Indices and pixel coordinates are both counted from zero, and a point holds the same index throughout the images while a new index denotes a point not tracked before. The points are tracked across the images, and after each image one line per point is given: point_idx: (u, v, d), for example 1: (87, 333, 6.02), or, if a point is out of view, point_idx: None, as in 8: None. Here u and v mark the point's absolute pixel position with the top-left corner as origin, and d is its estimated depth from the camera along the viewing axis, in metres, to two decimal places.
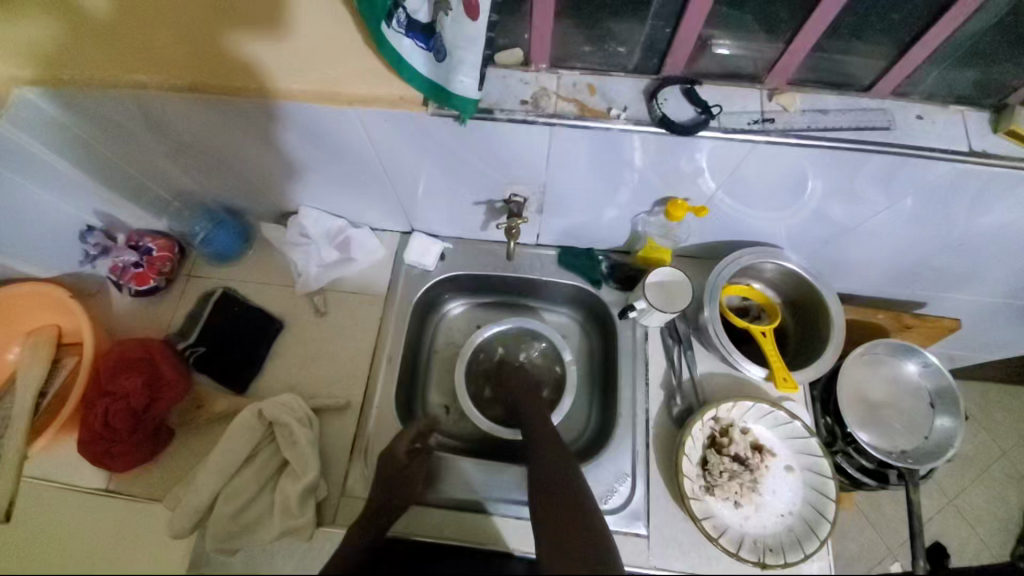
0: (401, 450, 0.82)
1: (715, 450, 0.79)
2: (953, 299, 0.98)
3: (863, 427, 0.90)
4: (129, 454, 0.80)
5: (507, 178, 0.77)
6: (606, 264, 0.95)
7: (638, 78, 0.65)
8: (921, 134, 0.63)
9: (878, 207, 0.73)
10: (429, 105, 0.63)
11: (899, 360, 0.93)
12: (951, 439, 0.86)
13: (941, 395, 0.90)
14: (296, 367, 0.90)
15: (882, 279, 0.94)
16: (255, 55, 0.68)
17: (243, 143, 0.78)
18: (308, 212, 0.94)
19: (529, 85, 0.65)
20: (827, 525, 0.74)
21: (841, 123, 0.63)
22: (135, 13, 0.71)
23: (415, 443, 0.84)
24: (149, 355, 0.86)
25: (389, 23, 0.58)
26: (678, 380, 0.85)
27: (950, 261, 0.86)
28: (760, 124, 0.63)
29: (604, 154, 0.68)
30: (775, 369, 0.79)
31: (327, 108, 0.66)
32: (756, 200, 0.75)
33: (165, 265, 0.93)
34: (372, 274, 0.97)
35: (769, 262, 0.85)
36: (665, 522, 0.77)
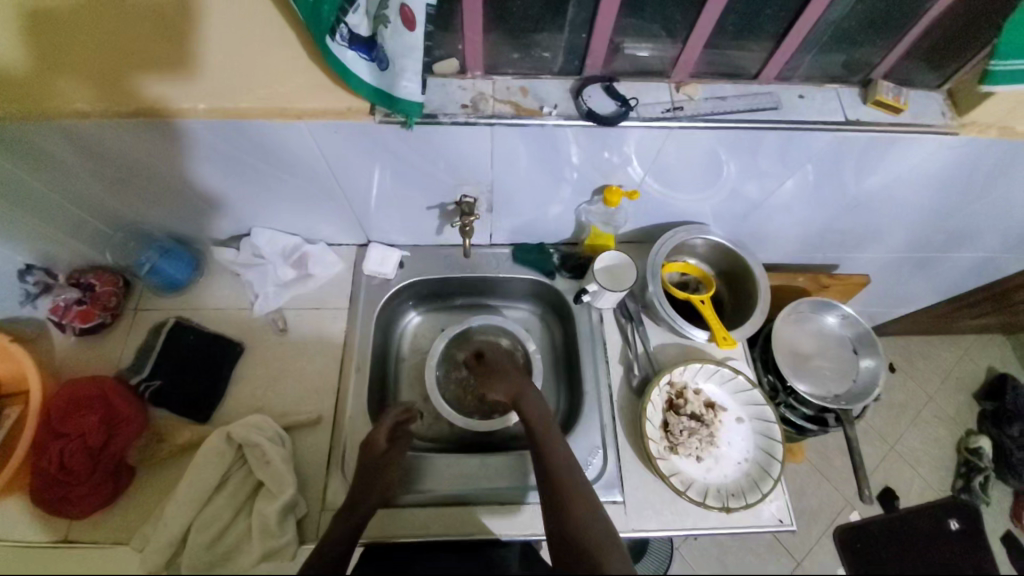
0: (380, 439, 0.83)
1: (674, 412, 0.87)
2: (860, 258, 1.12)
3: (801, 378, 1.00)
4: (89, 496, 0.76)
5: (456, 180, 0.83)
6: (557, 255, 1.01)
7: (564, 79, 0.73)
8: (804, 110, 0.74)
9: (782, 178, 0.84)
10: (376, 113, 0.68)
11: (822, 315, 1.05)
12: (875, 379, 0.98)
13: (861, 341, 1.02)
14: (261, 389, 0.90)
15: (798, 246, 1.06)
16: (192, 74, 0.69)
17: (191, 167, 0.79)
18: (261, 233, 0.95)
19: (467, 91, 0.71)
20: (778, 464, 0.82)
21: (739, 106, 0.73)
22: (54, 37, 0.70)
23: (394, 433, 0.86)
24: (102, 392, 0.82)
25: (332, 37, 0.60)
26: (634, 353, 0.92)
27: (851, 223, 0.98)
28: (672, 112, 0.72)
29: (542, 150, 0.75)
30: (716, 330, 0.89)
31: (275, 122, 0.69)
32: (679, 182, 0.84)
33: (110, 299, 0.91)
34: (333, 288, 0.98)
35: (699, 238, 0.95)
36: (638, 487, 0.83)
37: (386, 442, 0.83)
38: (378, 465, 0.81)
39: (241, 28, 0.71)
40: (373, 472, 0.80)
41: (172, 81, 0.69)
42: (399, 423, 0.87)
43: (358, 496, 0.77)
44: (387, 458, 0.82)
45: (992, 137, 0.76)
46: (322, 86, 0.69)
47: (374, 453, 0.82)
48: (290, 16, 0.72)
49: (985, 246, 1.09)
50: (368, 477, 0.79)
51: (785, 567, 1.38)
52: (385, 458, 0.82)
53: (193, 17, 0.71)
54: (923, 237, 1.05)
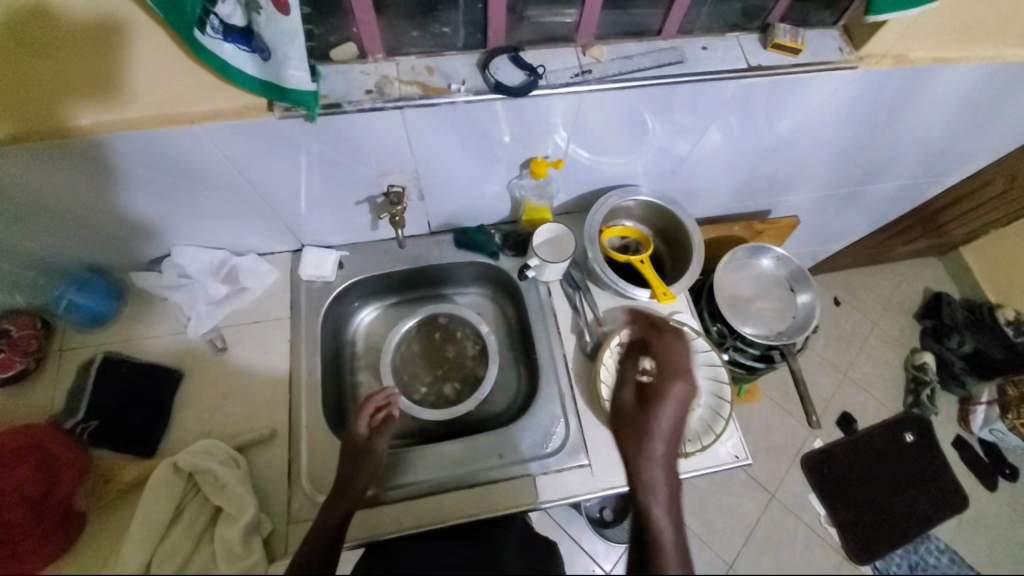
0: (361, 429, 0.84)
1: (626, 371, 0.89)
2: (789, 200, 1.17)
3: (745, 321, 1.04)
4: (30, 554, 0.70)
5: (378, 170, 0.80)
6: (498, 235, 1.00)
7: (469, 54, 0.71)
8: (709, 61, 0.76)
9: (702, 130, 0.85)
10: (275, 109, 0.65)
11: (758, 259, 1.09)
12: (811, 312, 1.03)
13: (796, 278, 1.07)
14: (208, 412, 0.86)
15: (731, 195, 1.09)
16: (64, 93, 0.63)
17: (86, 189, 0.73)
18: (184, 251, 0.90)
19: (370, 75, 0.68)
20: (728, 405, 0.86)
21: (646, 64, 0.74)
22: None
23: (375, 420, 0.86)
24: (34, 442, 0.77)
25: (202, 30, 0.57)
26: (584, 321, 0.93)
27: (773, 167, 1.02)
28: (581, 75, 0.72)
29: (458, 128, 0.73)
30: (656, 287, 0.90)
31: (167, 130, 0.65)
32: (604, 146, 0.85)
33: (30, 343, 0.84)
34: (272, 299, 0.95)
35: (632, 200, 0.96)
36: (601, 448, 0.85)
37: (366, 427, 0.84)
38: (359, 452, 0.81)
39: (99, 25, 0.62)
40: (351, 461, 0.80)
41: (42, 92, 0.63)
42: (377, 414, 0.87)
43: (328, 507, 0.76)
44: (368, 446, 0.81)
45: (889, 66, 0.80)
46: (213, 87, 0.65)
47: (358, 440, 0.82)
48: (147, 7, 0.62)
49: (900, 173, 1.16)
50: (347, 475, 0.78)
51: (761, 501, 1.45)
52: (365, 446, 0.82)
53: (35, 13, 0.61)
54: (843, 172, 1.10)
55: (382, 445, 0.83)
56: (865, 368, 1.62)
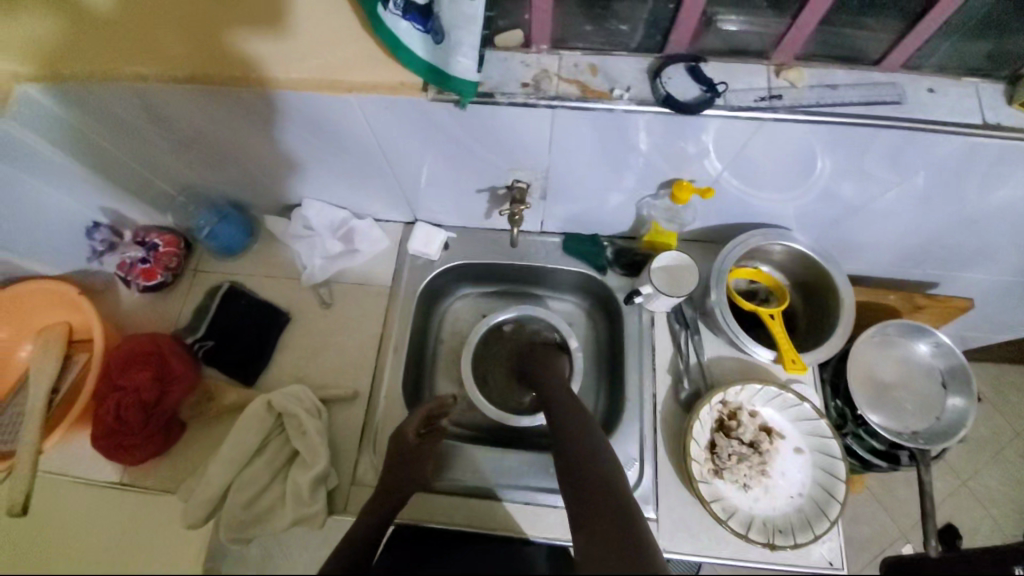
0: (410, 432, 0.82)
1: (724, 433, 0.79)
2: (965, 278, 0.97)
3: (873, 409, 0.89)
4: (142, 447, 0.80)
5: (509, 164, 0.77)
6: (611, 249, 0.94)
7: (641, 58, 0.64)
8: (934, 108, 0.62)
9: (889, 184, 0.71)
10: (428, 90, 0.63)
11: (910, 340, 0.92)
12: (963, 420, 0.85)
13: (954, 374, 0.89)
14: (302, 359, 0.91)
15: (894, 259, 0.92)
16: (246, 48, 0.67)
17: (251, 137, 0.78)
18: (312, 204, 0.94)
19: (530, 67, 0.63)
20: (838, 506, 0.74)
21: (852, 98, 0.62)
22: (135, 13, 0.70)
23: (423, 428, 0.84)
24: (159, 351, 0.86)
25: (385, 5, 0.57)
26: (685, 364, 0.85)
27: (963, 239, 0.84)
28: (767, 100, 0.62)
29: (606, 135, 0.67)
30: (783, 351, 0.79)
31: (324, 96, 0.66)
32: (762, 182, 0.74)
33: (171, 261, 0.94)
34: (377, 265, 0.97)
35: (778, 244, 0.84)
36: (675, 506, 0.77)
37: (416, 436, 0.81)
38: (411, 456, 0.80)
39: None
40: (404, 463, 0.79)
41: (239, 36, 0.67)
42: (430, 418, 0.86)
43: (387, 486, 0.76)
44: (418, 451, 0.81)
45: None
46: (376, 59, 0.65)
47: (405, 444, 0.81)
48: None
49: None
50: (402, 468, 0.79)
51: None
52: (416, 450, 0.81)
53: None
54: None
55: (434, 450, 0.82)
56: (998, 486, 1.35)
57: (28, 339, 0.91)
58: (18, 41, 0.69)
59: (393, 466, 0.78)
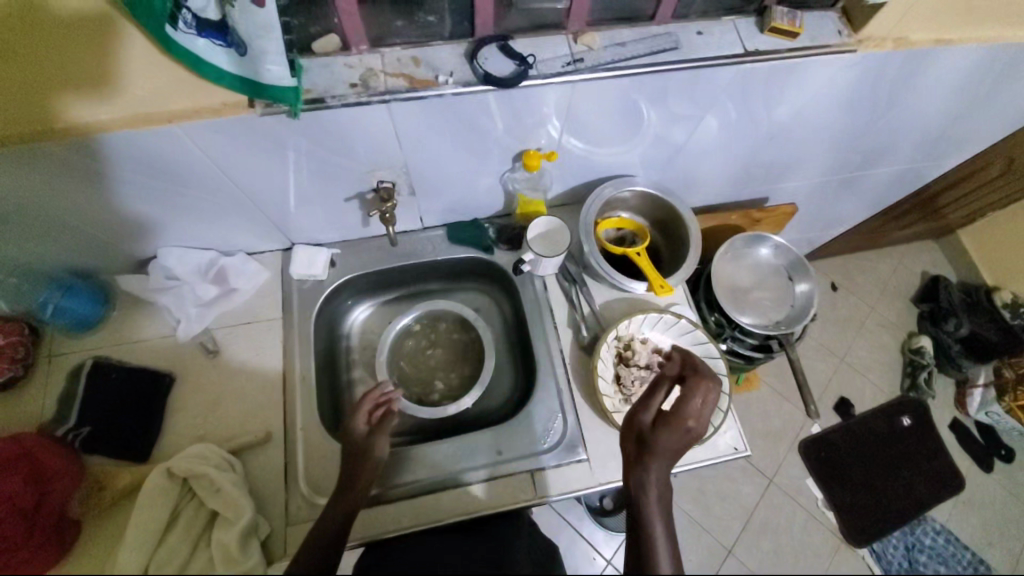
0: (359, 427, 0.82)
1: (624, 365, 0.88)
2: (785, 186, 1.14)
3: (743, 312, 1.04)
4: (25, 565, 0.68)
5: (366, 166, 0.78)
6: (493, 229, 0.99)
7: (457, 44, 0.69)
8: (704, 46, 0.73)
9: (699, 118, 0.83)
10: (256, 106, 0.63)
11: (756, 248, 1.08)
12: (809, 300, 1.02)
13: (794, 266, 1.06)
14: (202, 417, 0.85)
15: (727, 182, 1.07)
16: (30, 94, 0.61)
17: (76, 192, 0.72)
18: (170, 253, 0.88)
19: (354, 68, 0.65)
20: (727, 397, 0.85)
21: (639, 51, 0.71)
22: None
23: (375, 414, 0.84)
24: (25, 451, 0.76)
25: (174, 25, 0.55)
26: (581, 315, 0.92)
27: (770, 153, 1.00)
28: (573, 64, 0.69)
29: (445, 121, 0.71)
30: (653, 280, 0.89)
31: (143, 131, 0.63)
32: (598, 137, 0.83)
33: (17, 350, 0.82)
34: (263, 300, 0.93)
35: (627, 191, 0.94)
36: (600, 441, 0.84)
37: (362, 425, 0.82)
38: (358, 450, 0.79)
39: (103, 36, 0.61)
40: (350, 461, 0.78)
41: (24, 75, 0.61)
42: (377, 405, 0.85)
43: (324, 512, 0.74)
44: (365, 443, 0.80)
45: (888, 50, 0.78)
46: (191, 86, 0.63)
47: (355, 438, 0.81)
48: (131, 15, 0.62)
49: (900, 156, 1.13)
50: (348, 468, 0.78)
51: (757, 487, 1.41)
52: (365, 442, 0.80)
53: (15, 15, 0.62)
54: (842, 157, 1.08)
55: (383, 443, 0.80)
56: (873, 353, 1.57)
57: None
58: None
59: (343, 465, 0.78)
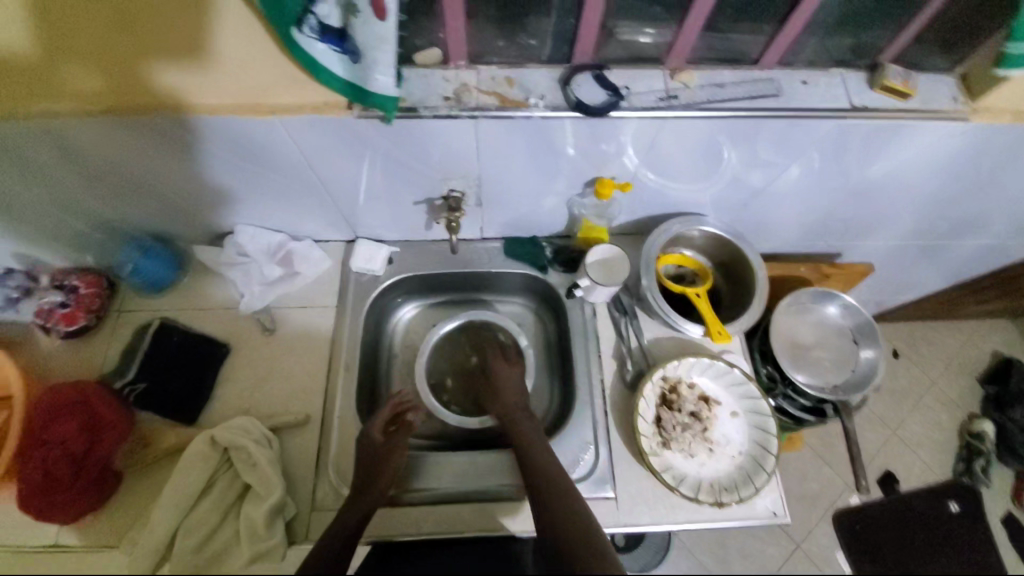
0: (376, 433, 0.84)
1: (667, 407, 0.85)
2: (861, 245, 1.09)
3: (799, 369, 0.99)
4: (76, 503, 0.75)
5: (441, 175, 0.79)
6: (550, 249, 0.98)
7: (552, 68, 0.69)
8: (807, 97, 0.71)
9: (783, 167, 0.80)
10: (354, 108, 0.65)
11: (822, 305, 1.02)
12: (874, 370, 0.97)
13: (861, 330, 1.00)
14: (250, 390, 0.88)
15: (800, 233, 1.03)
16: (151, 72, 0.65)
17: (174, 166, 0.77)
18: (245, 231, 0.92)
19: (450, 82, 0.67)
20: (772, 459, 0.81)
21: (738, 94, 0.70)
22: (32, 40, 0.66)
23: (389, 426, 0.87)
24: (84, 398, 0.80)
25: (300, 28, 0.58)
26: (627, 348, 0.90)
27: (852, 210, 0.95)
28: (666, 100, 0.69)
29: (526, 141, 0.71)
30: (711, 324, 0.86)
31: (249, 118, 0.66)
32: (675, 172, 0.81)
33: (95, 302, 0.89)
34: (321, 286, 0.96)
35: (696, 229, 0.92)
36: (630, 482, 0.81)
37: (381, 434, 0.84)
38: (379, 455, 0.81)
39: (231, 32, 0.67)
40: (374, 463, 0.79)
41: (155, 53, 0.66)
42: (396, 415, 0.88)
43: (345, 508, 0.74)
44: (386, 448, 0.81)
45: (1005, 122, 0.73)
46: (296, 81, 0.66)
47: (374, 443, 0.82)
48: (249, 2, 0.65)
49: (993, 231, 1.05)
50: (370, 470, 0.79)
51: (782, 550, 1.33)
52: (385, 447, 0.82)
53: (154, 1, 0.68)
54: (928, 224, 1.01)
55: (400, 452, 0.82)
56: (931, 431, 1.46)
57: None
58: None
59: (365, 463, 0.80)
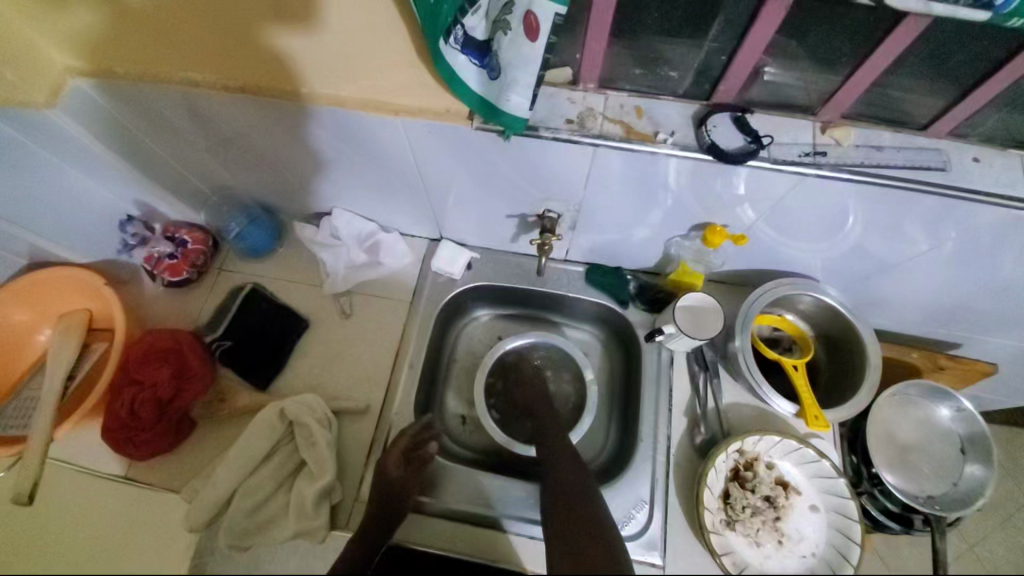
0: (390, 468, 0.80)
1: (738, 484, 0.77)
2: (990, 342, 0.95)
3: (889, 468, 0.88)
4: (152, 444, 0.81)
5: (543, 195, 0.77)
6: (635, 283, 0.94)
7: (687, 103, 0.64)
8: (979, 177, 0.61)
9: (924, 247, 0.71)
10: (475, 120, 0.64)
11: (931, 402, 0.90)
12: (981, 489, 0.83)
13: (973, 440, 0.87)
14: (317, 368, 0.90)
15: (920, 317, 0.91)
16: (294, 58, 0.68)
17: (289, 144, 0.79)
18: (341, 215, 0.94)
19: (576, 104, 0.64)
20: (851, 571, 0.72)
21: (896, 161, 0.62)
22: (194, 12, 0.70)
23: (412, 451, 0.83)
24: (178, 347, 0.86)
25: (446, 39, 0.57)
26: (702, 409, 0.84)
27: (993, 305, 0.82)
28: (811, 156, 0.62)
29: (642, 176, 0.67)
30: (807, 406, 0.77)
31: (371, 116, 0.66)
32: (796, 231, 0.74)
33: (198, 258, 0.95)
34: (400, 279, 0.97)
35: (807, 295, 0.83)
36: (681, 554, 0.76)
37: (397, 469, 0.80)
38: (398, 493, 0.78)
39: (372, 26, 0.68)
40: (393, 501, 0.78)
41: (302, 42, 0.68)
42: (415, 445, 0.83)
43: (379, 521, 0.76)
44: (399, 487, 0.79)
45: None
46: (423, 84, 0.66)
47: (388, 484, 0.79)
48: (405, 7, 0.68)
49: None
50: (390, 504, 0.78)
51: None
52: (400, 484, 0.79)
53: None
54: None
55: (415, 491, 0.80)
56: None
57: (47, 323, 0.93)
58: (67, 27, 0.70)
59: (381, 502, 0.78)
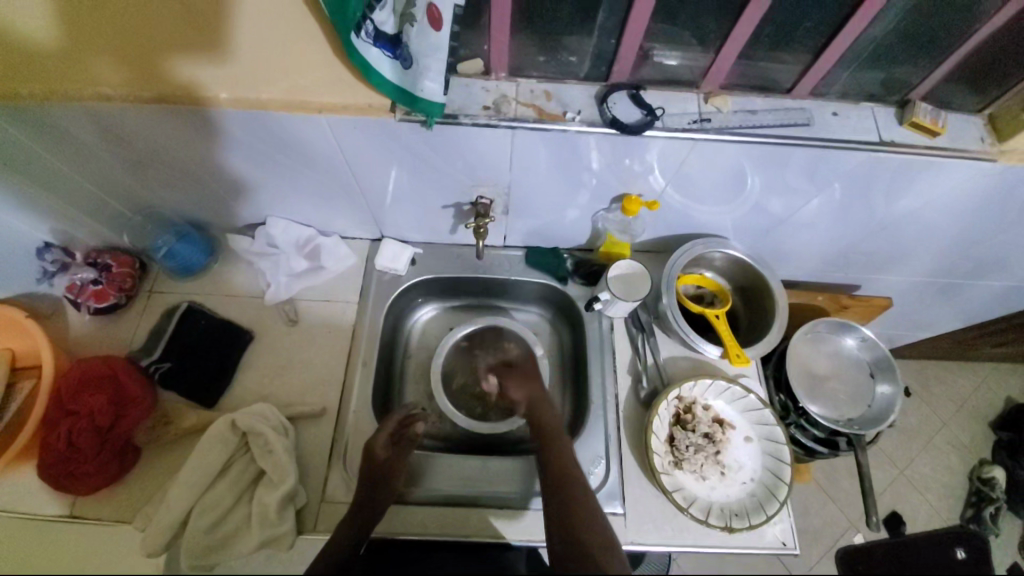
0: (381, 444, 0.81)
1: (681, 427, 0.85)
2: (879, 280, 1.08)
3: (813, 400, 0.98)
4: (95, 476, 0.77)
5: (473, 180, 0.81)
6: (570, 261, 1.00)
7: (589, 84, 0.71)
8: (838, 128, 0.72)
9: (808, 196, 0.81)
10: (397, 111, 0.67)
11: (840, 336, 1.02)
12: (891, 406, 0.95)
13: (879, 364, 0.99)
14: (267, 379, 0.90)
15: (820, 263, 1.03)
16: (211, 66, 0.69)
17: (213, 154, 0.78)
18: (276, 223, 0.95)
19: (490, 92, 0.70)
20: (785, 487, 0.80)
21: (768, 121, 0.71)
22: (97, 27, 0.70)
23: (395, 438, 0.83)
24: (112, 373, 0.83)
25: (358, 33, 0.61)
26: (643, 365, 0.91)
27: (874, 244, 0.95)
28: (699, 123, 0.70)
29: (560, 155, 0.73)
30: (730, 347, 0.87)
31: (294, 116, 0.68)
32: (701, 194, 0.82)
33: (126, 282, 0.92)
34: (344, 282, 0.98)
35: (718, 252, 0.93)
36: (640, 501, 0.81)
37: (386, 451, 0.81)
38: (376, 479, 0.78)
39: (289, 32, 0.71)
40: (373, 486, 0.77)
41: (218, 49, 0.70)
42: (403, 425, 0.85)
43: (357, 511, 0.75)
44: (387, 468, 0.79)
45: None
46: (344, 82, 0.69)
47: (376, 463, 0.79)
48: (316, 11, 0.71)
49: (1014, 276, 1.03)
50: (368, 494, 0.77)
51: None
52: (387, 465, 0.80)
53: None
54: (950, 263, 1.00)
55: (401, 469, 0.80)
56: None
57: None
58: None
59: (365, 488, 0.77)
